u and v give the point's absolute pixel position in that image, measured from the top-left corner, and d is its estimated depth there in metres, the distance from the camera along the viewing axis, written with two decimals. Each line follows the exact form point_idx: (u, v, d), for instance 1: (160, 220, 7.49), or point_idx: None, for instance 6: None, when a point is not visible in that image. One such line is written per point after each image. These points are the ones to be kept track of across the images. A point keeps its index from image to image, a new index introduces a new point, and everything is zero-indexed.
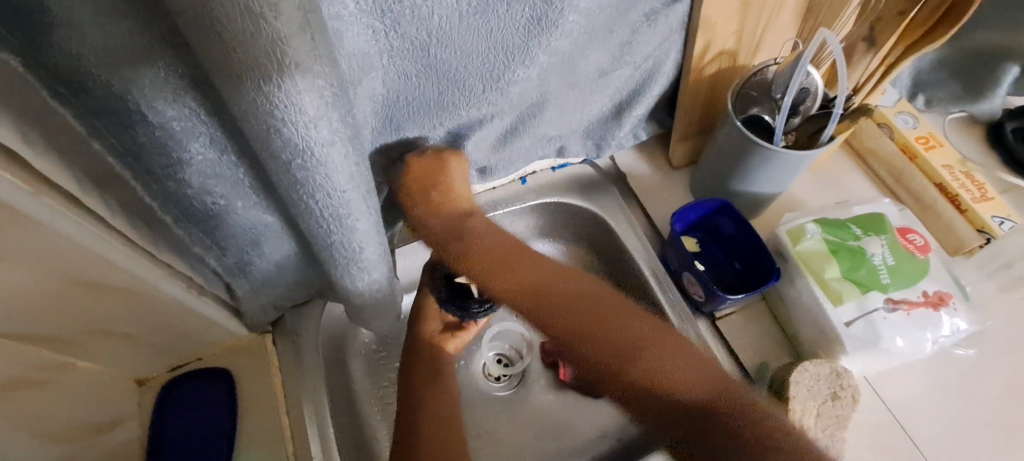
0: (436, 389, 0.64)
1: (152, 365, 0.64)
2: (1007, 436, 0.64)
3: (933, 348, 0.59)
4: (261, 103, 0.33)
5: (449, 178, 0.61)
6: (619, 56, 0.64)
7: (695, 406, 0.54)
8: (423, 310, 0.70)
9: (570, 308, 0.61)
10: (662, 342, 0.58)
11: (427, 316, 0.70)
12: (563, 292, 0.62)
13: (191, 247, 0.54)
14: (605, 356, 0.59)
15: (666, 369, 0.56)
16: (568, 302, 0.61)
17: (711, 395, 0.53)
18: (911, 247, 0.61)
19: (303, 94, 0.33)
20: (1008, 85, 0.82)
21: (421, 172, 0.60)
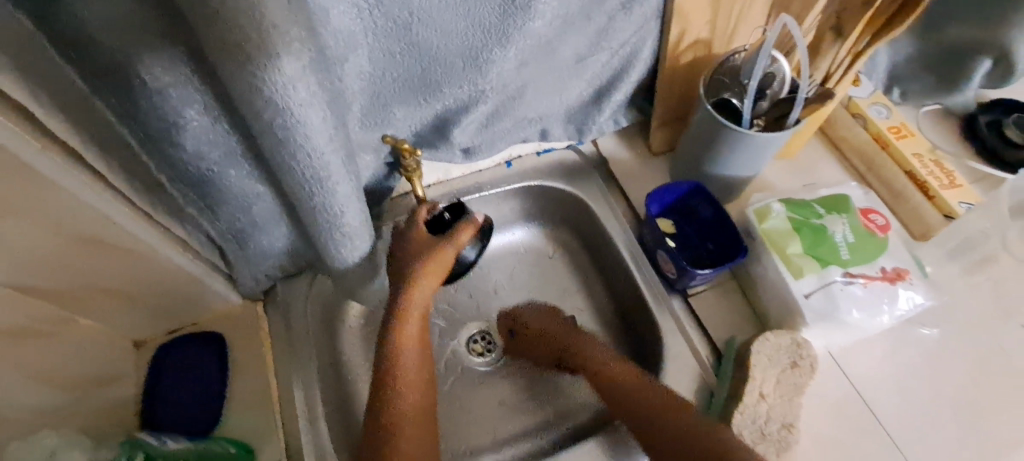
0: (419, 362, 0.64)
1: (148, 327, 0.67)
2: (964, 412, 0.67)
3: (891, 322, 0.61)
4: (243, 61, 0.36)
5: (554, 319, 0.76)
6: (596, 42, 0.67)
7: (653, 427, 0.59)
8: (436, 263, 0.64)
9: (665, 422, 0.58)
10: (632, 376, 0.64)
11: (436, 271, 0.64)
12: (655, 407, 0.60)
13: (185, 209, 0.58)
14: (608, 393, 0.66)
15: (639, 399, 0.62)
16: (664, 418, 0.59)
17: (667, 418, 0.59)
18: (871, 226, 0.64)
19: (283, 56, 0.37)
20: (981, 78, 0.84)
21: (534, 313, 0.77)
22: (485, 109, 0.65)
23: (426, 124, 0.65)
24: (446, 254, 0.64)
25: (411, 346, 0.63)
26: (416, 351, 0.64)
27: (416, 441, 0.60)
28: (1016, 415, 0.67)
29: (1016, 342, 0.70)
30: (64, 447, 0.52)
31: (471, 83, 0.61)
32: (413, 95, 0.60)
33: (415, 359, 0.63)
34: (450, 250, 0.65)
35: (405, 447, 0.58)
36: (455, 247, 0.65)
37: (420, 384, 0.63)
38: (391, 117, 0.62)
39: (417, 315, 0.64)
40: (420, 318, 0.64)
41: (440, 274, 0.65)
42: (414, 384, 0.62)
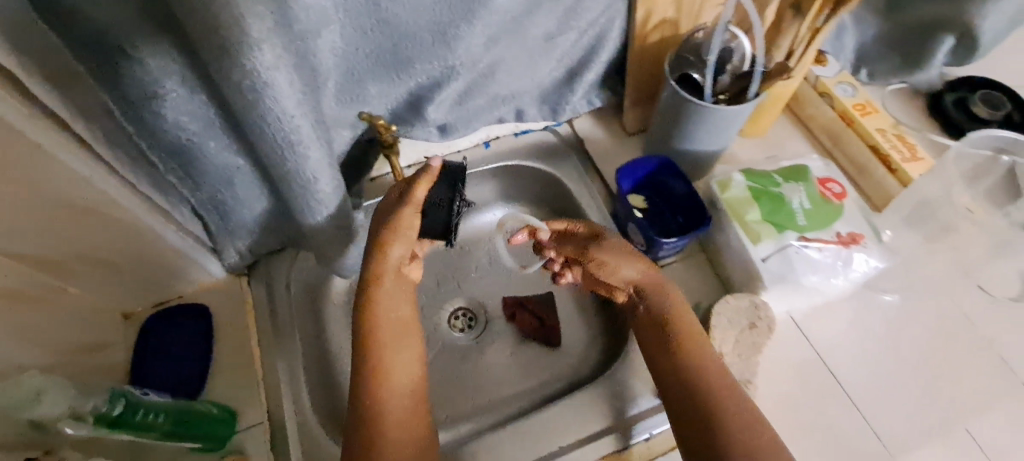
0: (399, 345, 0.64)
1: (134, 298, 0.69)
2: (922, 374, 0.69)
3: (845, 284, 0.64)
4: (213, 21, 0.39)
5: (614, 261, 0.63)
6: (565, 21, 0.69)
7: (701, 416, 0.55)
8: (400, 227, 0.63)
9: (735, 404, 0.55)
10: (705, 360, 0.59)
11: (403, 238, 0.64)
12: (729, 387, 0.57)
13: (167, 179, 0.60)
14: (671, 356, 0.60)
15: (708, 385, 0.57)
16: (736, 402, 0.56)
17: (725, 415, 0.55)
18: (827, 194, 0.66)
19: (251, 19, 0.40)
20: (944, 57, 0.86)
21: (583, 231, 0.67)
22: (456, 86, 0.68)
23: (400, 101, 0.68)
24: (405, 218, 0.63)
25: (387, 320, 0.64)
26: (392, 327, 0.64)
27: (402, 410, 0.61)
28: (970, 376, 0.69)
29: (973, 307, 0.73)
30: (53, 387, 0.48)
31: (441, 59, 0.63)
32: (387, 71, 0.63)
33: (392, 346, 0.64)
34: (408, 211, 0.63)
35: (389, 417, 0.60)
36: (413, 207, 0.63)
37: (400, 358, 0.64)
38: (365, 94, 0.64)
39: (391, 291, 0.65)
40: (394, 295, 0.65)
41: (406, 241, 0.64)
42: (393, 360, 0.63)
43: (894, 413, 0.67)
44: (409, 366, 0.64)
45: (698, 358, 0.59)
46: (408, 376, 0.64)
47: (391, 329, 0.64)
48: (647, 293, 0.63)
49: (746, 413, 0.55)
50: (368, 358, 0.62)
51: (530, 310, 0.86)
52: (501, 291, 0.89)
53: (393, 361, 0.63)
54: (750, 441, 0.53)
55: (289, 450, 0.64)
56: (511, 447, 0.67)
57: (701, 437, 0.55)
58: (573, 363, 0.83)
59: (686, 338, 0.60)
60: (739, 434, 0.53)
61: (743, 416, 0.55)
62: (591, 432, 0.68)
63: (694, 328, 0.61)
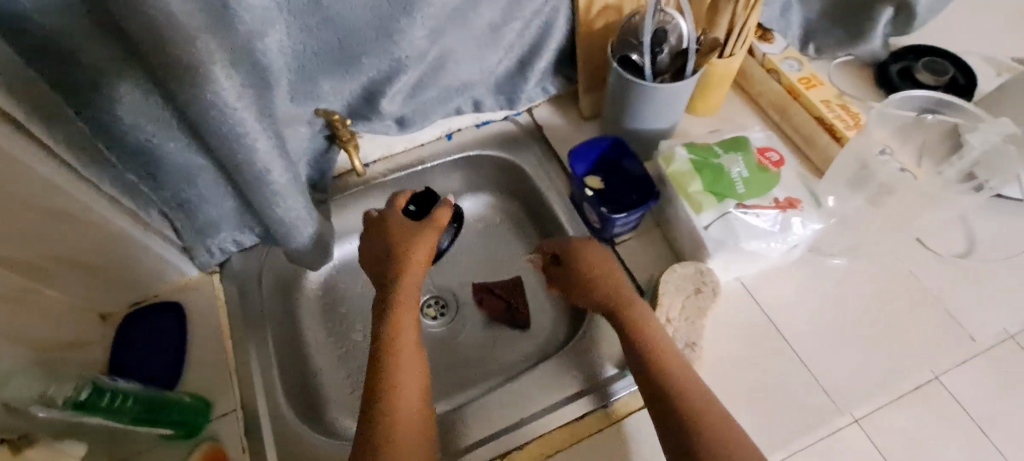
0: (413, 354, 0.64)
1: (111, 299, 0.72)
2: (868, 330, 0.72)
3: (785, 248, 0.67)
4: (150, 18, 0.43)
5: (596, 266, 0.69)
6: (510, 12, 0.72)
7: (677, 415, 0.56)
8: (419, 245, 0.71)
9: (705, 400, 0.57)
10: (679, 364, 0.59)
11: (422, 252, 0.71)
12: (695, 381, 0.59)
13: (128, 177, 0.63)
14: (647, 362, 0.60)
15: (685, 387, 0.58)
16: (705, 398, 0.57)
17: (701, 414, 0.55)
18: (765, 162, 0.70)
19: (177, 8, 0.44)
20: (886, 28, 0.89)
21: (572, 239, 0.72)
22: (408, 79, 0.71)
23: (355, 96, 0.71)
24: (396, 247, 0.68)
25: (406, 326, 0.65)
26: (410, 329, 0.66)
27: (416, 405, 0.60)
28: (917, 329, 0.72)
29: (917, 266, 0.76)
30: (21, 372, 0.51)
31: (389, 53, 0.66)
32: (337, 67, 0.66)
33: (410, 355, 0.63)
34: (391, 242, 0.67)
35: (403, 404, 0.59)
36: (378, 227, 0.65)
37: (411, 355, 0.63)
38: (318, 90, 0.67)
39: (412, 296, 0.68)
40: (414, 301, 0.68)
41: (423, 252, 0.71)
42: (407, 356, 0.63)
43: (841, 368, 0.69)
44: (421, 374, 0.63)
45: (671, 362, 0.60)
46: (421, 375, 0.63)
47: (406, 337, 0.64)
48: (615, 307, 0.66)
49: (713, 406, 0.57)
50: (380, 364, 0.62)
51: (498, 294, 0.88)
52: (470, 278, 0.92)
53: (409, 367, 0.62)
54: (720, 435, 0.54)
55: (262, 433, 0.66)
56: (476, 420, 0.70)
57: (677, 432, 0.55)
58: (541, 342, 0.86)
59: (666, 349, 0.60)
60: (710, 428, 0.54)
61: (711, 409, 0.56)
62: (559, 399, 0.70)
63: (670, 341, 0.62)
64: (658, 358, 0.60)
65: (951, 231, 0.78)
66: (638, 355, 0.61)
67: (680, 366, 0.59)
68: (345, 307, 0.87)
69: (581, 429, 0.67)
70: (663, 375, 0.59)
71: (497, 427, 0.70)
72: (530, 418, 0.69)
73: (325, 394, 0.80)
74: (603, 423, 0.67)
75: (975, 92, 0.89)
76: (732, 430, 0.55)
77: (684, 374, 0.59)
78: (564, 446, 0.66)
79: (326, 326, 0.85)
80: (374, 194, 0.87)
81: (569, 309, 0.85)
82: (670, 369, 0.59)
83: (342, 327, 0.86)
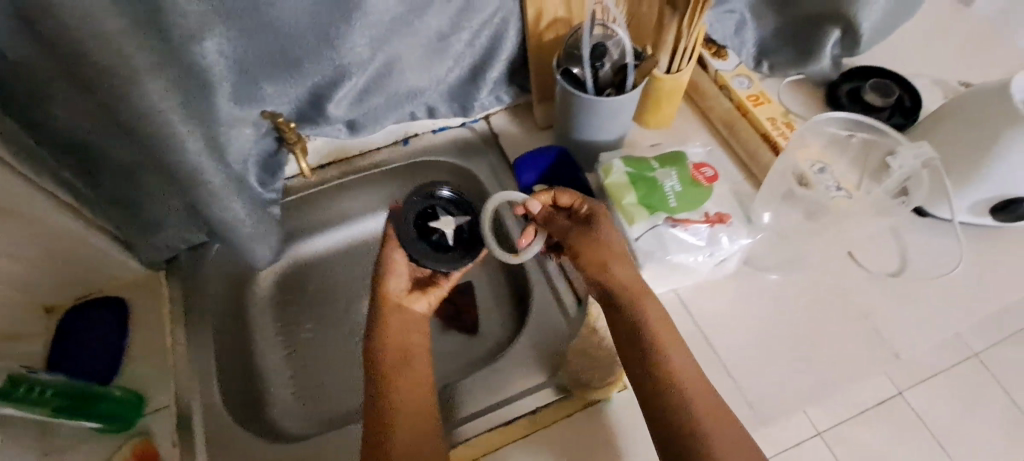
0: (411, 370, 0.64)
1: (54, 292, 0.73)
2: (797, 344, 0.74)
3: (711, 261, 0.70)
4: (74, 27, 0.45)
5: (609, 249, 0.64)
6: (457, 22, 0.74)
7: (680, 423, 0.57)
8: (390, 263, 0.67)
9: (700, 396, 0.58)
10: (681, 370, 0.60)
11: (397, 275, 0.67)
12: (689, 373, 0.60)
13: (62, 173, 0.63)
14: (653, 368, 0.60)
15: (688, 396, 0.58)
16: (699, 394, 0.59)
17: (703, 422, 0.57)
18: (698, 177, 0.71)
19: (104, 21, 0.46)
20: (834, 48, 0.91)
21: (587, 209, 0.67)
22: (354, 85, 0.73)
23: (301, 99, 0.72)
24: (391, 283, 0.67)
25: (390, 354, 0.64)
26: (394, 355, 0.65)
27: (410, 426, 0.60)
28: (844, 345, 0.74)
29: (849, 282, 0.78)
30: None
31: (331, 59, 0.68)
32: (280, 71, 0.67)
33: (408, 372, 0.64)
34: (395, 276, 0.67)
35: (398, 421, 0.60)
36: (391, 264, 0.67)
37: (410, 372, 0.64)
38: (262, 93, 0.69)
39: (394, 325, 0.66)
40: (399, 330, 0.66)
41: (402, 274, 0.67)
42: (394, 378, 0.63)
43: (766, 380, 0.71)
44: (425, 389, 0.64)
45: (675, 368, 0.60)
46: (419, 395, 0.63)
47: (398, 351, 0.65)
48: (623, 299, 0.63)
49: (705, 401, 0.58)
50: (376, 383, 0.63)
51: (451, 300, 0.89)
52: None
53: (406, 385, 0.63)
54: (718, 442, 0.56)
55: (195, 429, 0.67)
56: None
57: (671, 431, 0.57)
58: (487, 348, 0.87)
59: (668, 356, 0.60)
60: (707, 424, 0.57)
61: (707, 404, 0.58)
62: (492, 402, 0.71)
63: (672, 342, 0.61)
64: (662, 367, 0.60)
65: (885, 251, 0.80)
66: (644, 362, 0.60)
67: (681, 374, 0.60)
68: (297, 306, 0.88)
69: (549, 416, 0.67)
70: (664, 385, 0.59)
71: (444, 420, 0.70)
72: (474, 416, 0.70)
73: (269, 392, 0.81)
74: (569, 409, 0.67)
75: (919, 113, 0.91)
76: (723, 436, 0.56)
77: (686, 381, 0.59)
78: (525, 434, 0.66)
79: (276, 325, 0.87)
80: (329, 195, 0.88)
81: (516, 315, 0.86)
82: (675, 376, 0.59)
83: (293, 327, 0.87)
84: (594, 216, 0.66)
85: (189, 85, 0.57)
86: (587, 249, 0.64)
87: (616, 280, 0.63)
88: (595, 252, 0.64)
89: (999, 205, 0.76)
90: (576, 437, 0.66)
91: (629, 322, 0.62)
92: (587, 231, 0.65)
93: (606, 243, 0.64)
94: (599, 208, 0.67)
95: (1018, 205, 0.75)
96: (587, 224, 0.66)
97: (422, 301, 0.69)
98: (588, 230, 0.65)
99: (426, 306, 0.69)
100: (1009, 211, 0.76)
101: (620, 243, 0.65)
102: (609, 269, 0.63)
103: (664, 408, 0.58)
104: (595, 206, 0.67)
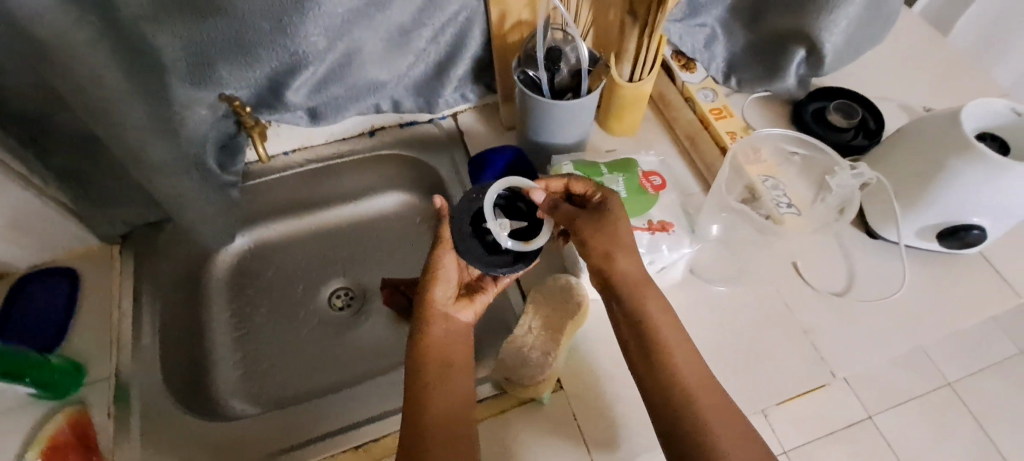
0: (449, 378, 0.63)
1: (5, 259, 0.74)
2: (736, 357, 0.74)
3: (651, 268, 0.71)
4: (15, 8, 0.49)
5: (619, 242, 0.63)
6: (418, 18, 0.75)
7: (690, 425, 0.57)
8: (439, 270, 0.66)
9: (700, 387, 0.59)
10: (689, 374, 0.60)
11: (445, 280, 0.67)
12: (688, 363, 0.60)
13: (10, 140, 0.64)
14: (662, 373, 0.60)
15: (695, 400, 0.58)
16: (704, 393, 0.59)
17: (713, 423, 0.57)
18: (646, 185, 0.74)
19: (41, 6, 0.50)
20: (800, 67, 0.92)
21: (602, 200, 0.66)
22: (313, 73, 0.74)
23: (260, 85, 0.74)
24: (438, 291, 0.67)
25: (433, 361, 0.63)
26: (437, 363, 0.64)
27: (446, 433, 0.59)
28: (784, 360, 0.74)
29: (794, 298, 0.78)
30: None
31: (286, 47, 0.69)
32: (237, 55, 0.68)
33: (448, 382, 0.63)
34: (443, 283, 0.67)
35: (434, 431, 0.58)
36: (440, 271, 0.66)
37: (448, 379, 0.63)
38: (219, 76, 0.70)
39: (441, 333, 0.66)
40: (443, 339, 0.66)
41: (449, 280, 0.67)
42: (434, 385, 0.62)
43: None
44: (465, 398, 0.62)
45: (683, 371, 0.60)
46: (455, 409, 0.61)
47: (439, 359, 0.64)
48: (626, 292, 0.63)
49: (705, 391, 0.59)
50: (412, 389, 0.62)
51: (404, 291, 0.84)
52: (380, 273, 0.92)
53: (445, 394, 0.62)
54: (725, 444, 0.56)
55: (131, 403, 0.68)
56: (346, 406, 0.71)
57: (679, 433, 0.57)
58: None
59: (675, 359, 0.60)
60: (708, 415, 0.57)
61: (707, 395, 0.59)
62: None
63: (682, 344, 0.62)
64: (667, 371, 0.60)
65: (832, 270, 0.81)
66: (652, 367, 0.60)
67: (689, 377, 0.60)
68: (253, 290, 0.89)
69: (484, 410, 0.69)
70: (670, 389, 0.59)
71: (380, 409, 0.71)
72: None
73: (215, 372, 0.81)
74: (503, 405, 0.69)
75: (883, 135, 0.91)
76: (727, 439, 0.56)
77: (695, 384, 0.59)
78: None
79: (231, 306, 0.88)
80: (291, 181, 0.89)
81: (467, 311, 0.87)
82: (686, 379, 0.59)
83: (248, 309, 0.88)
84: (608, 207, 0.65)
85: (125, 58, 0.59)
86: (598, 239, 0.63)
87: (625, 276, 0.63)
88: (604, 243, 0.63)
89: (947, 231, 0.75)
90: (504, 433, 0.67)
91: (631, 318, 0.62)
92: (597, 217, 0.64)
93: (616, 235, 0.63)
94: (611, 199, 0.66)
95: (966, 232, 0.74)
96: (597, 210, 0.65)
97: (467, 309, 0.69)
98: (597, 215, 0.64)
99: (472, 314, 0.69)
100: (957, 237, 0.75)
101: (628, 235, 0.64)
102: (614, 261, 0.62)
103: (675, 413, 0.58)
104: (609, 194, 0.66)
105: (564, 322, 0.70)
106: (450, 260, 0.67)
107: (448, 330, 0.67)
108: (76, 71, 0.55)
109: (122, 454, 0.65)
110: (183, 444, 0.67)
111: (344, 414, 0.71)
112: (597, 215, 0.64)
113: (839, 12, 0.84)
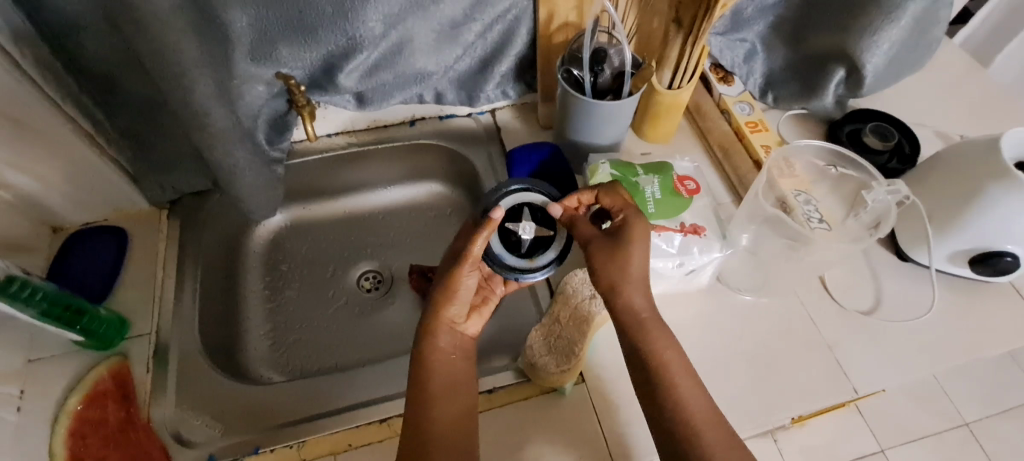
0: (457, 388, 0.62)
1: (64, 213, 0.78)
2: (758, 367, 0.75)
3: (681, 268, 0.73)
4: None
5: (624, 264, 0.63)
6: (470, 12, 0.77)
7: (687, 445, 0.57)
8: (457, 286, 0.65)
9: (692, 392, 0.60)
10: (684, 390, 0.59)
11: (461, 297, 0.65)
12: (681, 370, 0.61)
13: (83, 100, 0.69)
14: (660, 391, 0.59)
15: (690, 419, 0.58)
16: (700, 409, 0.58)
17: (710, 441, 0.56)
18: (681, 188, 0.76)
19: None
20: (838, 87, 0.92)
21: (625, 224, 0.65)
22: (366, 58, 0.78)
23: (315, 66, 0.78)
24: (450, 307, 0.65)
25: (439, 373, 0.62)
26: (446, 374, 0.63)
27: (450, 445, 0.58)
28: (806, 374, 0.74)
29: (819, 313, 0.79)
30: None
31: (344, 30, 0.73)
32: (297, 37, 0.73)
33: (450, 394, 0.62)
34: (455, 301, 0.65)
35: (438, 444, 0.57)
36: (458, 287, 0.65)
37: (453, 392, 0.62)
38: (278, 54, 0.74)
39: (446, 347, 0.64)
40: (450, 354, 0.64)
41: (462, 298, 0.65)
42: (442, 395, 0.61)
43: (726, 394, 0.73)
44: (469, 405, 0.62)
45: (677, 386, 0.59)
46: (458, 425, 0.60)
47: (451, 374, 0.63)
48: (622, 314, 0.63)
49: (703, 409, 0.59)
50: (415, 396, 0.61)
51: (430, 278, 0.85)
52: (410, 260, 0.94)
53: (451, 406, 0.61)
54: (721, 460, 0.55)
55: (169, 360, 0.71)
56: (377, 380, 0.74)
57: (677, 443, 0.57)
58: None
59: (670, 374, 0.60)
60: (707, 434, 0.57)
61: (701, 404, 0.59)
62: None
63: (676, 362, 0.61)
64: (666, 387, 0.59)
65: (859, 289, 0.81)
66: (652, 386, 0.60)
67: (680, 394, 0.59)
68: (286, 266, 0.92)
69: (504, 397, 0.70)
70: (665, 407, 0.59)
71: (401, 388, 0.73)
72: None
73: (246, 343, 0.84)
74: (525, 393, 0.71)
75: (918, 160, 0.91)
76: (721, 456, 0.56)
77: (687, 404, 0.59)
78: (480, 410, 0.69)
79: (264, 279, 0.90)
80: (332, 163, 0.91)
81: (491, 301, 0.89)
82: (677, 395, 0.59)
83: (280, 285, 0.90)
84: (625, 236, 0.64)
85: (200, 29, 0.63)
86: (605, 266, 0.63)
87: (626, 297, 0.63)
88: (609, 272, 0.63)
89: (979, 257, 0.75)
90: (524, 421, 0.69)
91: (642, 324, 0.62)
92: (611, 243, 0.64)
93: (626, 265, 0.63)
94: (634, 226, 0.64)
95: (999, 259, 0.74)
96: (615, 234, 0.65)
97: (473, 323, 0.68)
98: (615, 240, 0.64)
99: (479, 327, 0.69)
100: (990, 264, 0.75)
101: (643, 263, 0.63)
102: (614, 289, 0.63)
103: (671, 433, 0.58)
104: (630, 216, 0.65)
105: (587, 316, 0.71)
106: (468, 276, 0.65)
107: (455, 346, 0.65)
108: (154, 39, 0.58)
109: (159, 408, 0.68)
110: (214, 405, 0.70)
111: (378, 386, 0.73)
112: (612, 243, 0.64)
113: (883, 34, 0.85)
